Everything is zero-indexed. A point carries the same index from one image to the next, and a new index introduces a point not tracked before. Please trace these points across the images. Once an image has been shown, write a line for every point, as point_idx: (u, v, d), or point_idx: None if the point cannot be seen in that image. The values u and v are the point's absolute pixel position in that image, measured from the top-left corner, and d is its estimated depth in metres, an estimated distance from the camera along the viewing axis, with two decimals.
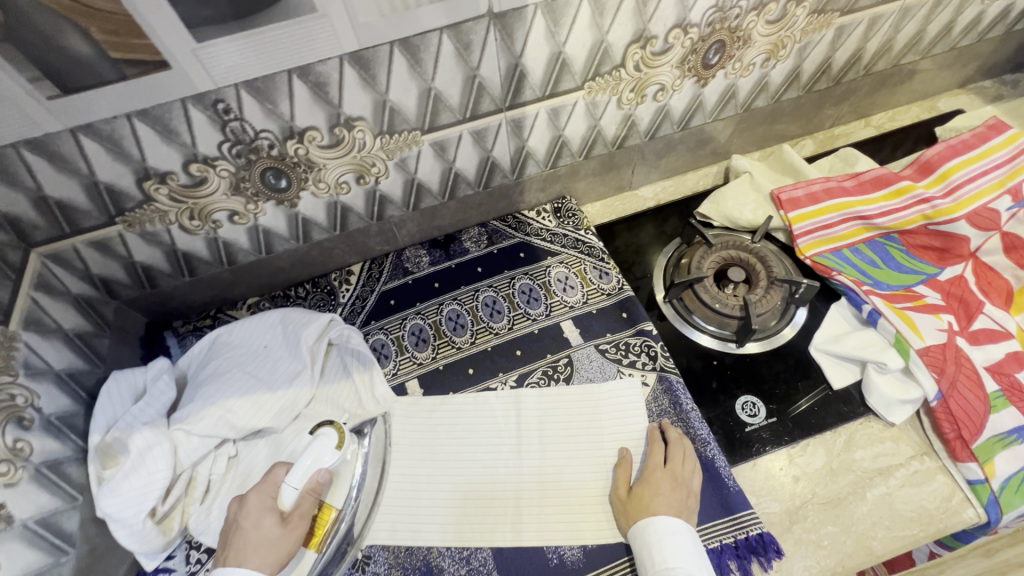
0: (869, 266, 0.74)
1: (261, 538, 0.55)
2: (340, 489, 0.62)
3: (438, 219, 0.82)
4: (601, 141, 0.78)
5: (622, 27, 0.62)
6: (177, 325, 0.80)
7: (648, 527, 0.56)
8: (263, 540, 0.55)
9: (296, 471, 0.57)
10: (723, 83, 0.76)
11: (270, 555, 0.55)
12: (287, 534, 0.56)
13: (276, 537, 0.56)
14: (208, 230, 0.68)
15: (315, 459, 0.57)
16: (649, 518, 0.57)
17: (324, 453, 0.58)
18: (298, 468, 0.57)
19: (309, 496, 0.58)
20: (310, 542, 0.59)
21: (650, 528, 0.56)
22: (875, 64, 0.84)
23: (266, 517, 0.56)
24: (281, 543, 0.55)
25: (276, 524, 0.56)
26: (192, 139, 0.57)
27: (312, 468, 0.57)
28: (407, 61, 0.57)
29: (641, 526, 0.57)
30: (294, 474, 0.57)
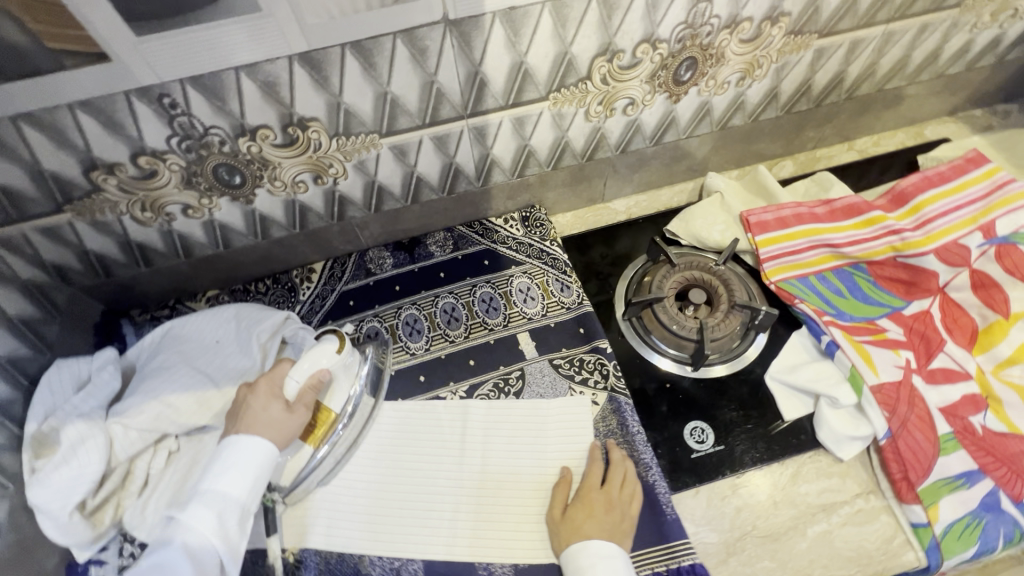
0: (835, 295, 0.73)
1: (268, 421, 0.57)
2: (338, 395, 0.64)
3: (403, 222, 0.81)
4: (570, 152, 0.77)
5: (586, 39, 0.61)
6: (135, 313, 0.80)
7: (580, 552, 0.56)
8: (272, 423, 0.57)
9: (302, 366, 0.59)
10: (697, 100, 0.75)
11: (277, 435, 0.57)
12: (293, 419, 0.58)
13: (282, 421, 0.57)
14: (161, 222, 0.68)
15: (319, 358, 0.59)
16: (582, 542, 0.56)
17: (326, 354, 0.60)
18: (306, 362, 0.59)
19: (315, 386, 0.60)
20: (307, 437, 0.62)
21: (583, 553, 0.55)
22: (857, 88, 0.82)
23: (273, 402, 0.58)
24: (286, 426, 0.57)
25: (281, 411, 0.58)
26: (139, 132, 0.56)
27: (314, 367, 0.59)
28: (360, 64, 0.56)
29: (575, 548, 0.56)
30: (303, 366, 0.59)
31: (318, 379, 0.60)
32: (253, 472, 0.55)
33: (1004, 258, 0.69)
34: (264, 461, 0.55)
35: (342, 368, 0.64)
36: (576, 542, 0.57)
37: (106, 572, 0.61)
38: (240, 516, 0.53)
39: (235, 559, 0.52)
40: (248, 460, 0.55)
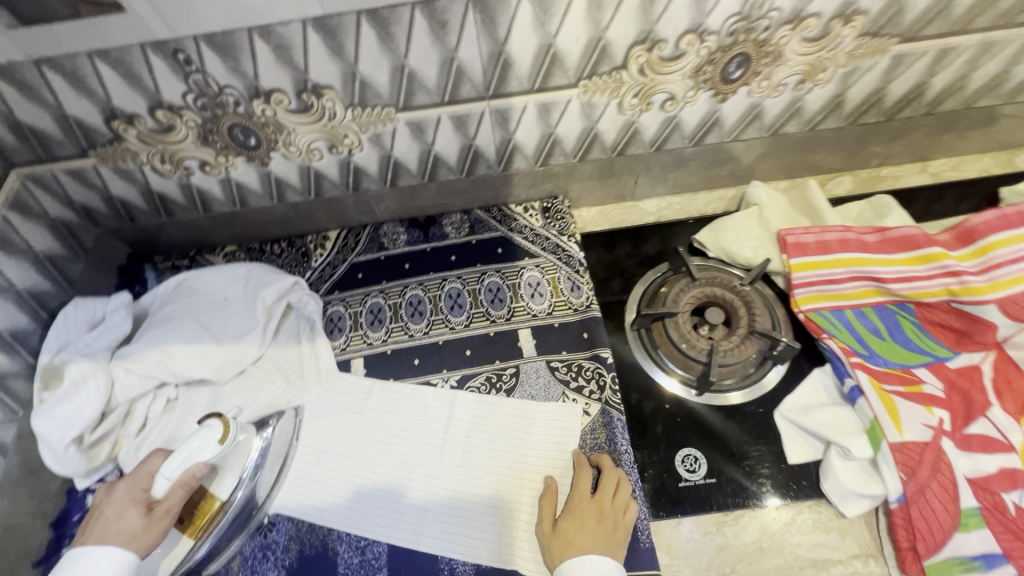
0: (871, 335, 0.66)
1: (121, 531, 0.54)
2: (227, 480, 0.61)
3: (419, 199, 0.79)
4: (599, 145, 0.72)
5: (624, 25, 0.55)
6: (157, 259, 0.83)
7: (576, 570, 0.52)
8: (123, 533, 0.54)
9: (169, 465, 0.55)
10: (746, 101, 0.68)
11: (132, 545, 0.54)
12: (152, 527, 0.55)
13: (136, 530, 0.54)
14: (180, 175, 0.69)
15: (194, 452, 0.55)
16: (576, 559, 0.53)
17: (203, 449, 0.55)
18: (170, 465, 0.55)
19: (182, 491, 0.56)
20: (189, 526, 0.60)
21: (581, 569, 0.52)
22: (940, 103, 0.72)
23: (128, 510, 0.55)
24: (143, 536, 0.54)
25: (139, 517, 0.55)
26: (156, 85, 0.56)
27: (185, 464, 0.55)
28: (376, 34, 0.53)
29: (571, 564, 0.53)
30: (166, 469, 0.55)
31: (188, 477, 0.55)
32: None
33: None
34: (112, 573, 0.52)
35: (228, 455, 0.60)
36: (570, 559, 0.53)
37: None
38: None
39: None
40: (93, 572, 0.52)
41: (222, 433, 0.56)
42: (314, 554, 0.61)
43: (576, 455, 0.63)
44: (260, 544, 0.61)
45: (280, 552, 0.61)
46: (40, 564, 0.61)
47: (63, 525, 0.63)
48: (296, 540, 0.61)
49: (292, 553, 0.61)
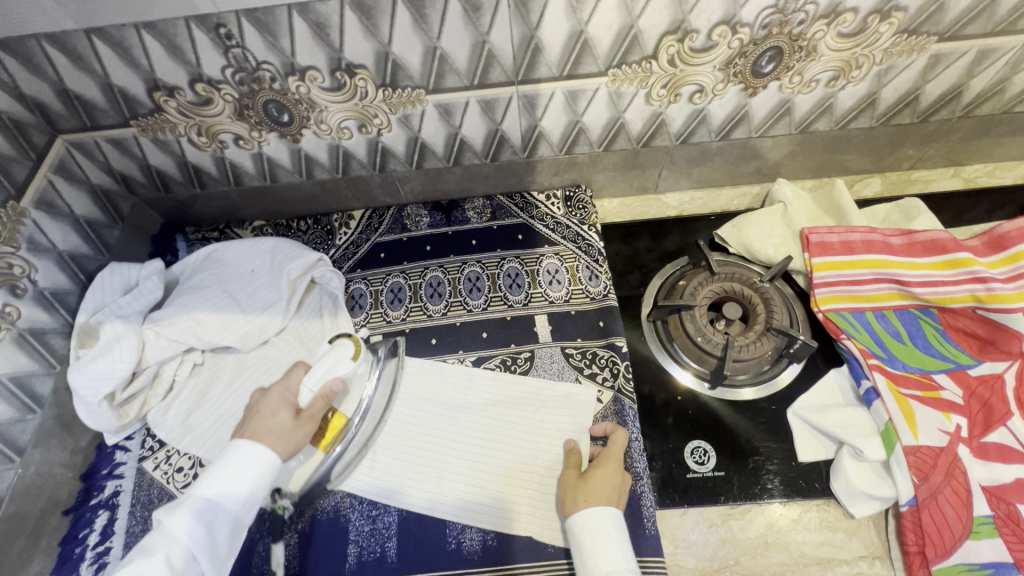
0: (891, 338, 0.65)
1: (275, 429, 0.55)
2: (353, 400, 0.64)
3: (442, 182, 0.80)
4: (624, 136, 0.72)
5: (656, 14, 0.56)
6: (188, 230, 0.86)
7: (584, 525, 0.53)
8: (276, 432, 0.54)
9: (312, 376, 0.57)
10: (776, 97, 0.67)
11: (282, 446, 0.54)
12: (300, 429, 0.56)
13: (287, 429, 0.55)
14: (215, 148, 0.71)
15: (331, 367, 0.58)
16: (585, 514, 0.53)
17: (341, 362, 0.58)
18: (315, 373, 0.57)
19: (327, 398, 0.58)
20: (318, 443, 0.61)
21: (587, 524, 0.52)
22: (978, 106, 0.70)
23: (283, 410, 0.56)
24: (294, 437, 0.55)
25: (291, 418, 0.56)
26: (197, 59, 0.58)
27: (327, 375, 0.58)
28: (411, 15, 0.54)
29: (582, 517, 0.53)
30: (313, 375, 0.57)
31: (329, 389, 0.57)
32: (249, 482, 0.52)
33: None
34: (263, 471, 0.53)
35: (355, 375, 0.62)
36: (578, 512, 0.54)
37: (128, 459, 0.68)
38: (238, 527, 0.51)
39: (220, 573, 0.49)
40: (245, 468, 0.52)
41: (355, 347, 0.59)
42: (326, 519, 0.62)
43: (567, 443, 0.63)
44: None
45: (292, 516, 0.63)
46: (70, 512, 0.64)
47: (93, 477, 0.66)
48: (309, 505, 0.63)
49: (304, 519, 0.63)
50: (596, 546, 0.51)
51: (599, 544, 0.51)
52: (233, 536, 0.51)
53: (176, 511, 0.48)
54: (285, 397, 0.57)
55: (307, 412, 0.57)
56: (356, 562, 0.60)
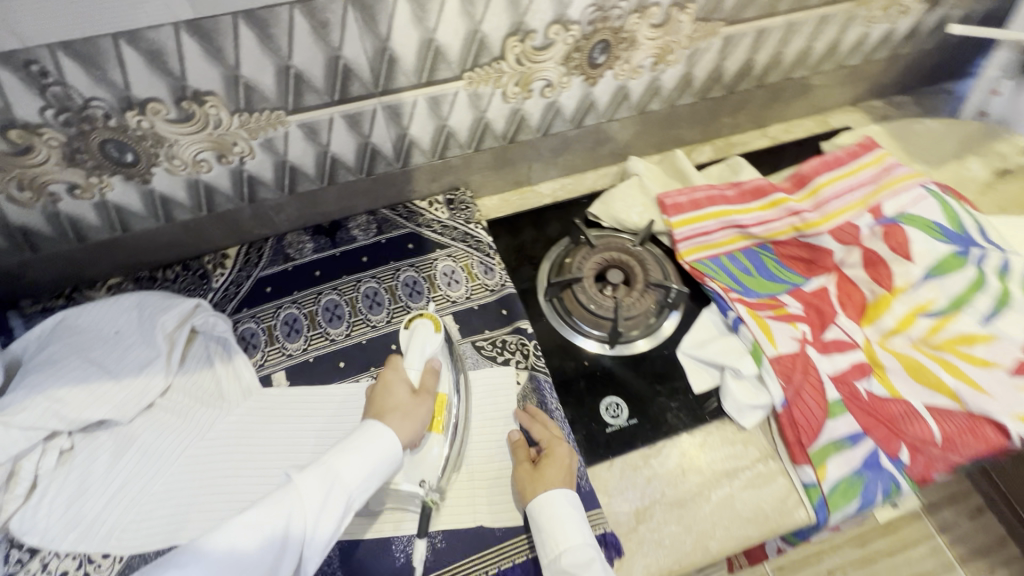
0: (742, 274, 0.76)
1: (397, 406, 0.61)
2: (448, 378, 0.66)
3: (321, 205, 0.79)
4: (491, 134, 0.77)
5: (496, 18, 0.61)
6: (24, 304, 0.74)
7: (546, 507, 0.57)
8: (401, 404, 0.61)
9: (412, 359, 0.66)
10: (613, 84, 0.76)
11: (406, 420, 0.60)
12: (419, 403, 0.62)
13: (409, 406, 0.61)
14: (45, 203, 0.63)
15: (420, 345, 0.66)
16: (545, 498, 0.57)
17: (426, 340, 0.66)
18: (412, 354, 0.66)
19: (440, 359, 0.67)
20: (432, 426, 0.63)
21: (548, 507, 0.57)
22: (766, 76, 0.86)
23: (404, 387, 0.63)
24: (414, 410, 0.61)
25: (410, 394, 0.62)
26: (6, 103, 0.52)
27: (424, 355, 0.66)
28: (256, 35, 0.54)
29: (546, 502, 0.57)
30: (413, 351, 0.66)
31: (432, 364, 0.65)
32: (373, 464, 0.57)
33: (889, 238, 0.74)
34: (385, 453, 0.58)
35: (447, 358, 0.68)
36: (537, 499, 0.58)
37: None
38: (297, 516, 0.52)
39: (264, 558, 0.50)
40: (371, 449, 0.57)
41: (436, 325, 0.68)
42: None
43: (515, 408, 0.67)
44: None
45: None
46: None
47: None
48: None
49: None
50: (558, 526, 0.56)
51: (560, 519, 0.57)
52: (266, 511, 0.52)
53: (305, 471, 0.54)
54: (397, 377, 0.64)
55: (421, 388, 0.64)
56: None
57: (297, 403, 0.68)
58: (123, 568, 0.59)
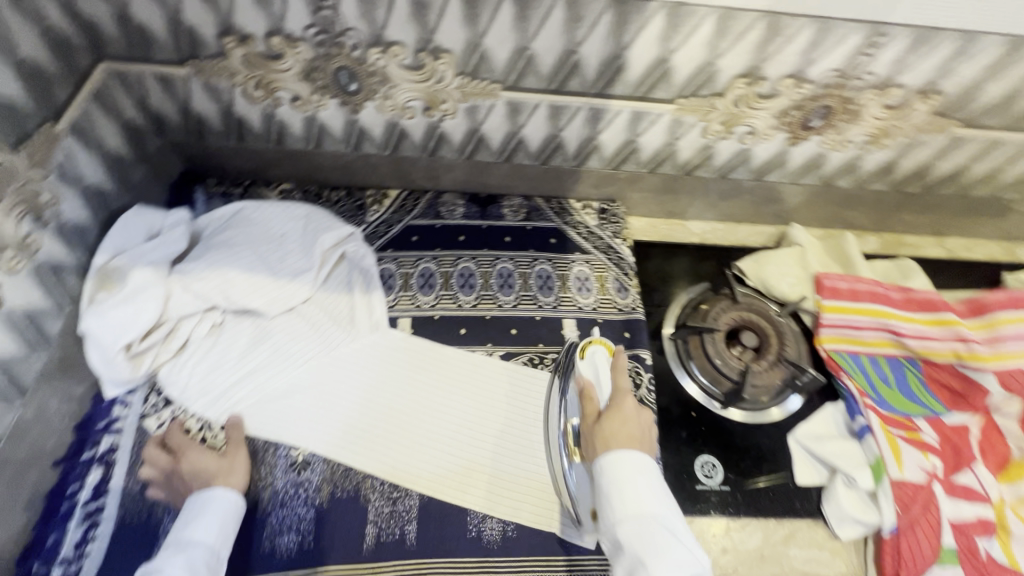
0: (880, 382, 0.72)
1: (605, 434, 0.58)
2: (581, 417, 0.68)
3: (487, 177, 0.81)
4: (671, 161, 0.76)
5: (736, 57, 0.60)
6: (209, 182, 0.80)
7: (615, 464, 0.55)
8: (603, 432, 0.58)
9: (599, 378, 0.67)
10: (814, 150, 0.73)
11: (608, 436, 0.58)
12: (597, 425, 0.60)
13: (597, 428, 0.59)
14: (268, 104, 0.68)
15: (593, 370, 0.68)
16: (614, 455, 0.55)
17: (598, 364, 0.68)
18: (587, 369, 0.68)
19: (626, 381, 0.64)
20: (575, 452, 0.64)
21: (620, 463, 0.54)
22: (972, 188, 0.80)
23: (206, 455, 0.61)
24: (608, 430, 0.58)
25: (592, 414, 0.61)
26: (283, 12, 0.56)
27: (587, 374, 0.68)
28: (514, 13, 0.56)
29: (613, 459, 0.55)
30: (589, 376, 0.68)
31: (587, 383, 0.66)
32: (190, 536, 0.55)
33: None
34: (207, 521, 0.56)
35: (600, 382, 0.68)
36: (608, 452, 0.56)
37: (128, 414, 0.64)
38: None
39: None
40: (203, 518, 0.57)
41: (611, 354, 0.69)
42: (347, 500, 0.62)
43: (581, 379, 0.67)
44: (292, 481, 0.63)
45: (313, 491, 0.62)
46: (60, 464, 0.60)
47: (87, 429, 0.62)
48: (329, 482, 0.63)
49: (323, 495, 0.62)
50: (627, 488, 0.53)
51: (630, 481, 0.53)
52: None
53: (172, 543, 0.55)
54: (592, 400, 0.63)
55: (185, 460, 0.61)
56: (374, 543, 0.60)
57: (414, 352, 0.72)
58: None
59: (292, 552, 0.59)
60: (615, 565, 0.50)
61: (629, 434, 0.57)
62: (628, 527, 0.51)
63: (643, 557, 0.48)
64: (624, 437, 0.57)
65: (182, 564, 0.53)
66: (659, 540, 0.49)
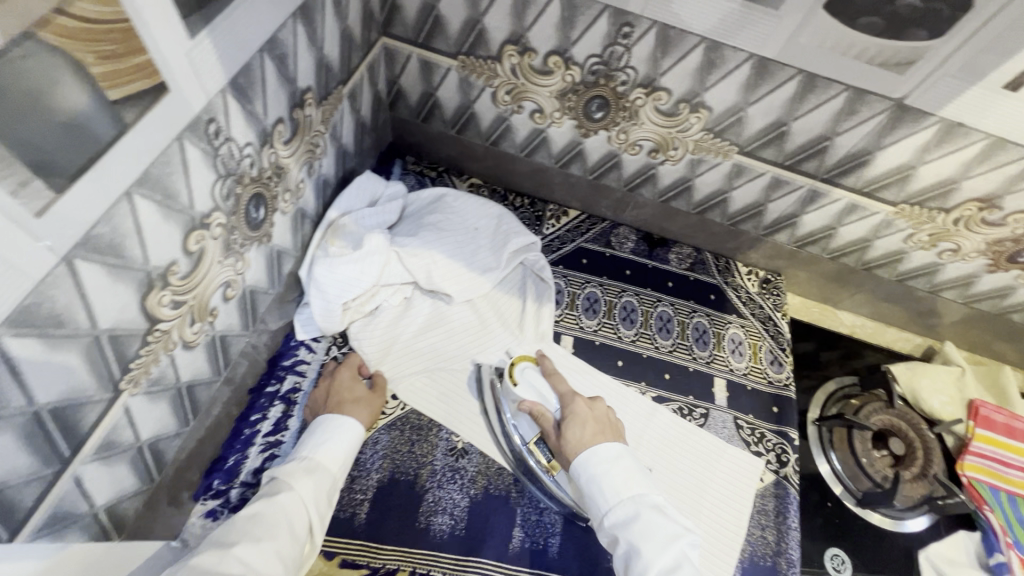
0: (1019, 523, 0.71)
1: (581, 439, 0.60)
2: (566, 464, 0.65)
3: (669, 222, 0.84)
4: (858, 254, 0.78)
5: (984, 182, 0.61)
6: (408, 158, 0.85)
7: (596, 462, 0.57)
8: (581, 440, 0.60)
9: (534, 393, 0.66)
10: (1006, 281, 0.74)
11: (586, 441, 0.59)
12: (574, 431, 0.60)
13: (574, 441, 0.60)
14: (507, 109, 0.72)
15: (538, 395, 0.66)
16: (592, 451, 0.58)
17: (529, 384, 0.66)
18: (521, 389, 0.66)
19: (565, 383, 0.66)
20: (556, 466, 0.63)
21: (597, 457, 0.58)
22: None
23: (356, 384, 0.65)
24: (583, 440, 0.60)
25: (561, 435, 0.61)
26: (577, 38, 0.60)
27: (534, 395, 0.66)
28: (794, 93, 0.58)
29: (592, 454, 0.58)
30: (533, 398, 0.66)
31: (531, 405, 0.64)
32: (312, 461, 0.56)
33: None
34: (330, 452, 0.58)
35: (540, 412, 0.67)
36: (586, 451, 0.58)
37: (310, 360, 0.68)
38: (286, 537, 0.49)
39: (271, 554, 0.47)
40: (329, 449, 0.58)
41: (537, 366, 0.69)
42: (498, 497, 0.64)
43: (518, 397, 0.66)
44: (449, 465, 0.66)
45: (469, 481, 0.65)
46: (251, 392, 0.65)
47: (275, 365, 0.67)
48: (484, 476, 0.65)
49: (478, 487, 0.65)
50: (612, 482, 0.56)
51: (616, 476, 0.56)
52: (262, 544, 0.47)
53: (287, 470, 0.55)
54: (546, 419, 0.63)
55: (336, 384, 0.64)
56: (519, 546, 0.62)
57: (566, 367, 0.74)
58: (402, 416, 0.68)
59: (444, 534, 0.61)
60: (615, 552, 0.54)
61: (593, 431, 0.61)
62: (620, 521, 0.54)
63: (641, 537, 0.52)
64: (588, 433, 0.60)
65: (309, 483, 0.54)
66: (662, 534, 0.52)
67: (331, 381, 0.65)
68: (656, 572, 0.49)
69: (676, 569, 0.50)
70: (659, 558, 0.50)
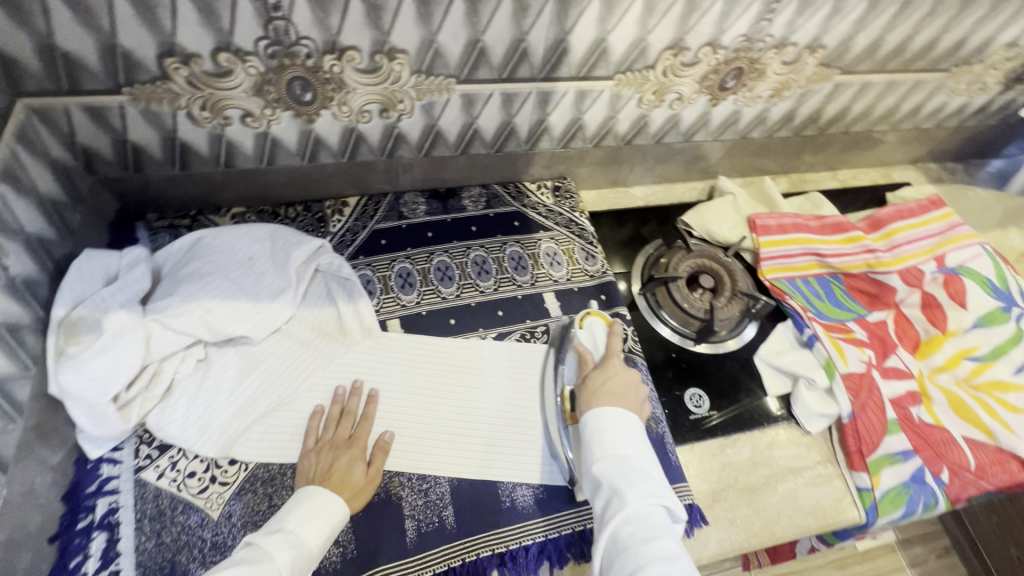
0: (815, 297, 0.84)
1: (609, 397, 0.62)
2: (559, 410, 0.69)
3: (444, 171, 0.84)
4: (613, 133, 0.83)
5: (663, 31, 0.67)
6: (150, 218, 0.76)
7: (603, 417, 0.59)
8: (609, 396, 0.62)
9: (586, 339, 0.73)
10: (730, 108, 0.84)
11: (600, 399, 0.62)
12: (593, 380, 0.65)
13: (592, 393, 0.63)
14: (215, 125, 0.66)
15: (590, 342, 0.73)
16: (603, 408, 0.60)
17: (586, 335, 0.74)
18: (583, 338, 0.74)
19: (619, 343, 0.70)
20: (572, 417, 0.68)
21: (609, 416, 0.59)
22: (854, 125, 0.95)
23: (357, 463, 0.62)
24: (602, 393, 0.63)
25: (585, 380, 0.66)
26: (231, 26, 0.56)
27: (586, 345, 0.73)
28: (465, 9, 0.59)
29: (602, 411, 0.60)
30: (587, 344, 0.73)
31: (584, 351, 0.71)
32: (299, 535, 0.54)
33: (949, 285, 0.82)
34: (321, 527, 0.56)
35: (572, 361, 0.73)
36: (597, 406, 0.61)
37: (119, 471, 0.60)
38: None
39: None
40: (318, 521, 0.56)
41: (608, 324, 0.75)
42: (379, 501, 0.62)
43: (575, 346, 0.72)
44: None
45: None
46: (55, 539, 0.55)
47: (76, 497, 0.57)
48: None
49: None
50: (616, 438, 0.57)
51: (617, 433, 0.58)
52: None
53: (273, 537, 0.53)
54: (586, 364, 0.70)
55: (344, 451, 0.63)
56: (416, 535, 0.61)
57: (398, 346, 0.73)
58: (247, 476, 0.62)
59: (334, 564, 0.59)
60: (594, 500, 0.55)
61: (622, 390, 0.63)
62: (606, 471, 0.55)
63: (620, 488, 0.53)
64: (609, 393, 0.63)
65: (289, 552, 0.52)
66: (644, 486, 0.53)
67: (337, 453, 0.63)
68: (630, 513, 0.50)
69: (653, 516, 0.51)
70: (637, 504, 0.51)
